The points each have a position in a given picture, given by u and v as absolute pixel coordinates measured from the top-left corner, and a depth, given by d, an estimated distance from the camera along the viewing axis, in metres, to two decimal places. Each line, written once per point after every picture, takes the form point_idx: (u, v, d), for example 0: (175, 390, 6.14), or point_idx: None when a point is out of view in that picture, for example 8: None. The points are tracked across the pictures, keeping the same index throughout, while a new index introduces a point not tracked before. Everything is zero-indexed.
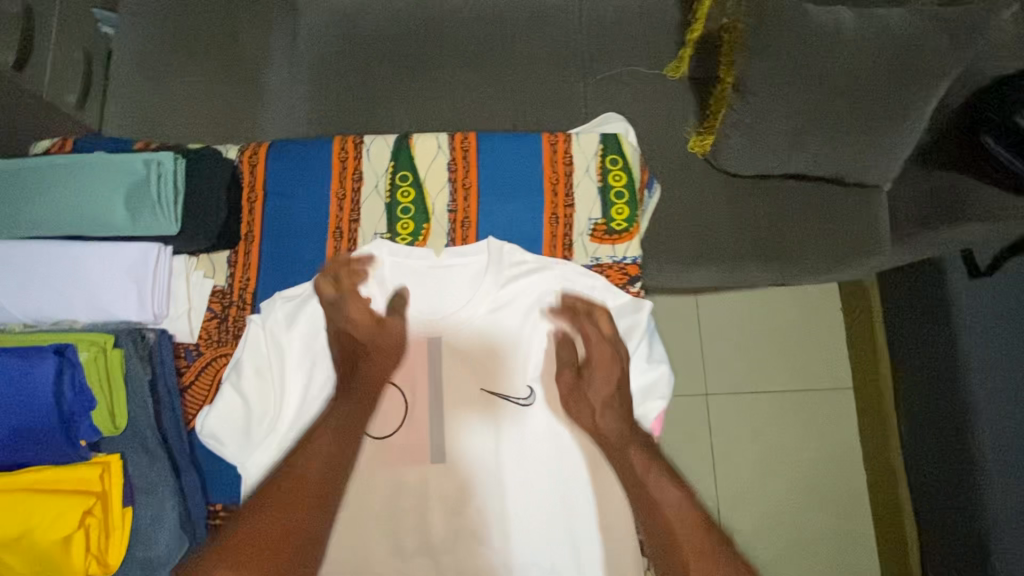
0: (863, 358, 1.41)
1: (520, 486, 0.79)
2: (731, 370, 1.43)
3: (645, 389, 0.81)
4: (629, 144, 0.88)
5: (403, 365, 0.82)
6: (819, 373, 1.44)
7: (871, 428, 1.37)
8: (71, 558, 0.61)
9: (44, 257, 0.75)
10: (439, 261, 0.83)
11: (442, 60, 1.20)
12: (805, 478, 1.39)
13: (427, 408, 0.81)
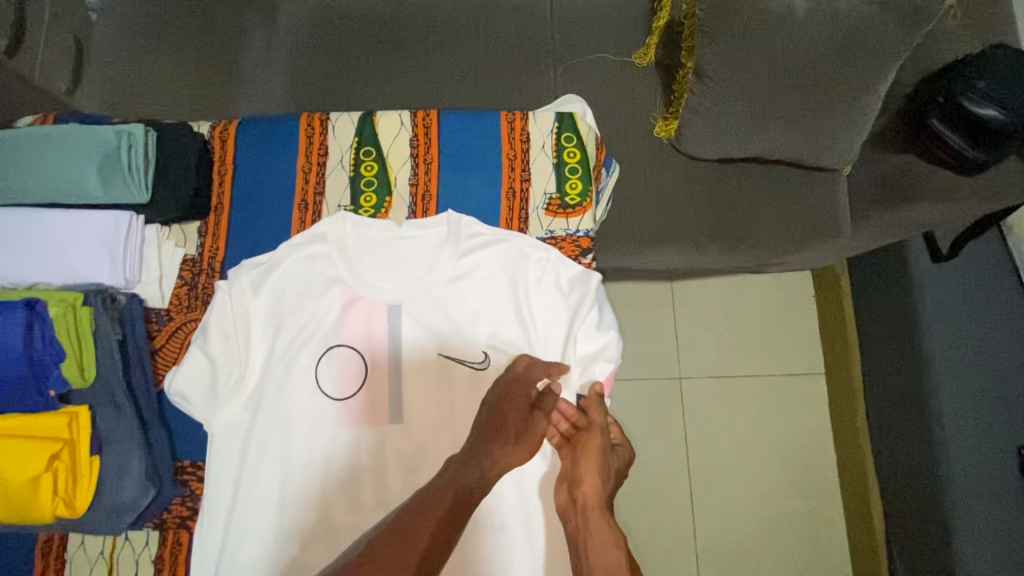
0: (832, 342, 1.44)
1: None
2: (703, 352, 1.47)
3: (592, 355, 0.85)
4: (584, 122, 0.91)
5: (364, 331, 0.86)
6: (790, 357, 1.48)
7: (839, 410, 1.41)
8: (39, 499, 0.65)
9: (19, 222, 0.78)
10: (399, 233, 0.87)
11: (416, 50, 1.25)
12: (773, 457, 1.42)
13: (386, 372, 0.85)
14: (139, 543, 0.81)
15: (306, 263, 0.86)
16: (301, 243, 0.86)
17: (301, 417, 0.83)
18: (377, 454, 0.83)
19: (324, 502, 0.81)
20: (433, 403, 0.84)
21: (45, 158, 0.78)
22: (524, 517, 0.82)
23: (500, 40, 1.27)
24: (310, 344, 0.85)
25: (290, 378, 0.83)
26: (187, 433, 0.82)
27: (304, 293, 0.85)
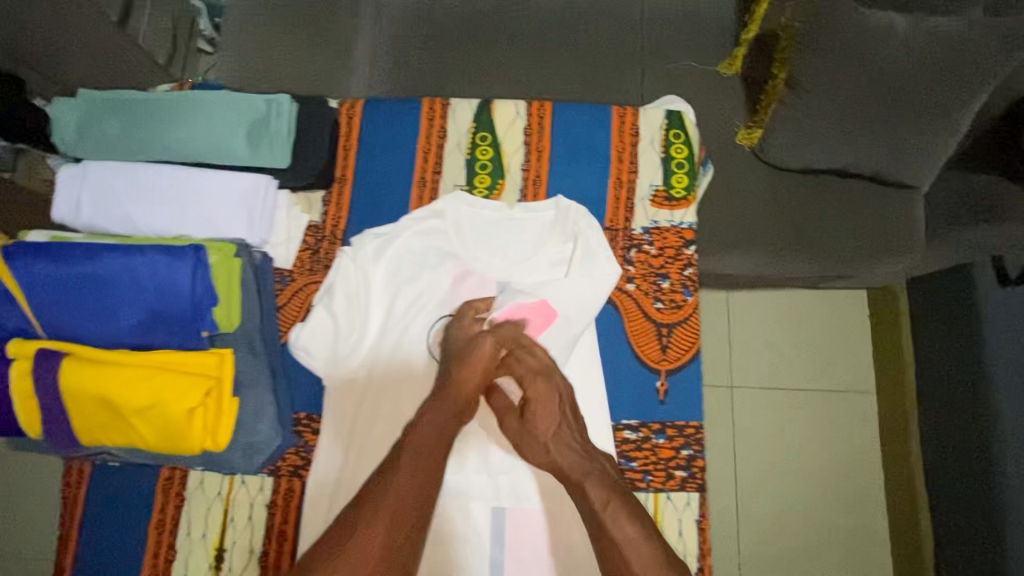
0: (890, 367, 1.38)
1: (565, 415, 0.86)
2: (757, 363, 1.42)
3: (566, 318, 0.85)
4: (690, 122, 0.96)
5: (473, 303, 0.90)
6: (842, 376, 1.42)
7: (892, 435, 1.36)
8: (192, 429, 0.70)
9: (171, 178, 0.85)
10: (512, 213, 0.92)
11: (511, 46, 1.30)
12: (825, 481, 1.36)
13: None
14: (254, 486, 0.85)
15: (423, 236, 0.91)
16: (419, 216, 0.92)
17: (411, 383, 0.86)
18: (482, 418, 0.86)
19: None
20: None
21: (202, 121, 0.85)
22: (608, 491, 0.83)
23: (590, 43, 1.31)
24: (422, 313, 0.89)
25: (404, 344, 0.87)
26: (306, 388, 0.87)
27: (420, 265, 0.90)
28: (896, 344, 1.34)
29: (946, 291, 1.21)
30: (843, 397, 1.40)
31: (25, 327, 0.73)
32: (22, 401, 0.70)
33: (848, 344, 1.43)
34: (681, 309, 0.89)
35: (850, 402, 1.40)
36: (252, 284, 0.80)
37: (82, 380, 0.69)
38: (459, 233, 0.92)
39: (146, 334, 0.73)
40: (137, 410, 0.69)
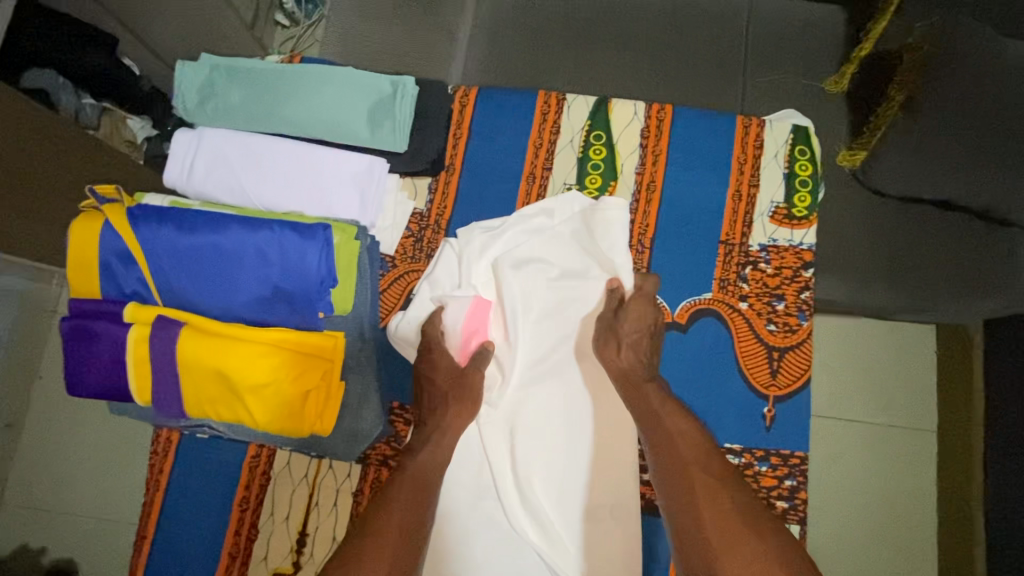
0: (955, 403, 1.25)
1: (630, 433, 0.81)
2: (818, 389, 1.32)
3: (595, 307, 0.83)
4: (816, 139, 0.92)
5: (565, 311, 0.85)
6: (900, 410, 1.31)
7: (951, 479, 1.22)
8: (304, 414, 0.69)
9: (287, 152, 0.83)
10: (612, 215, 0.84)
11: (611, 40, 1.24)
12: (887, 522, 1.24)
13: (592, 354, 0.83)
14: (342, 472, 0.83)
15: (528, 233, 0.86)
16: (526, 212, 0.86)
17: (514, 389, 0.82)
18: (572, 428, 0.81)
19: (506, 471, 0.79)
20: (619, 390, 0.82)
21: (325, 97, 0.84)
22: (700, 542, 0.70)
23: (693, 42, 1.25)
24: (525, 314, 0.83)
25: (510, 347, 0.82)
26: (401, 378, 0.84)
27: (524, 263, 0.85)
28: (964, 382, 1.23)
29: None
30: (897, 433, 1.29)
31: (142, 292, 0.71)
32: (136, 367, 0.69)
33: (909, 377, 1.32)
34: (795, 333, 0.85)
35: (906, 442, 1.29)
36: (366, 267, 0.77)
37: (200, 353, 0.67)
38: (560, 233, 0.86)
39: (262, 311, 0.71)
40: (249, 391, 0.67)
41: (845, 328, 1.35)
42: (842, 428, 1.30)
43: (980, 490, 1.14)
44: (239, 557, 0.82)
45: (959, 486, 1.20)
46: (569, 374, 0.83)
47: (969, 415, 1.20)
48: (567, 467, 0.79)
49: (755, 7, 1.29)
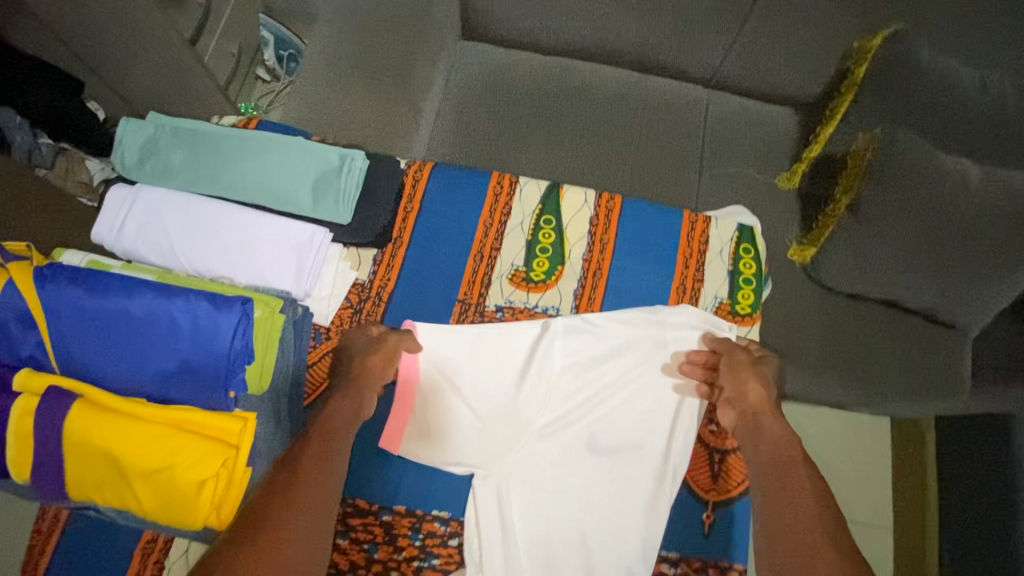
0: (909, 496, 1.26)
1: (631, 539, 0.76)
2: None
3: (596, 357, 0.83)
4: (761, 239, 0.95)
5: (607, 408, 0.82)
6: (855, 503, 1.27)
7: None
8: (197, 503, 0.62)
9: (226, 215, 0.81)
10: (674, 329, 0.86)
11: (572, 124, 1.27)
12: None
13: (619, 450, 0.81)
14: None
15: (569, 349, 0.84)
16: (605, 320, 0.85)
17: (538, 483, 0.79)
18: (577, 523, 0.77)
19: (479, 556, 0.75)
20: (628, 478, 0.79)
21: (271, 165, 0.83)
22: None
23: (651, 131, 1.29)
24: (574, 411, 0.82)
25: (530, 472, 0.79)
26: None
27: (567, 388, 0.82)
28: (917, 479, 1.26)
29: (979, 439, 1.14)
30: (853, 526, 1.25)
31: (40, 357, 0.66)
32: (18, 441, 0.63)
33: (875, 470, 1.30)
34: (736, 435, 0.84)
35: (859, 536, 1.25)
36: (289, 341, 0.74)
37: (90, 430, 0.62)
38: (617, 337, 0.84)
39: (167, 386, 0.66)
40: (139, 473, 0.62)
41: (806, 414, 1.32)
42: None
43: None
44: None
45: None
46: (593, 462, 0.80)
47: (924, 510, 1.22)
48: (564, 572, 0.75)
49: (713, 102, 1.34)
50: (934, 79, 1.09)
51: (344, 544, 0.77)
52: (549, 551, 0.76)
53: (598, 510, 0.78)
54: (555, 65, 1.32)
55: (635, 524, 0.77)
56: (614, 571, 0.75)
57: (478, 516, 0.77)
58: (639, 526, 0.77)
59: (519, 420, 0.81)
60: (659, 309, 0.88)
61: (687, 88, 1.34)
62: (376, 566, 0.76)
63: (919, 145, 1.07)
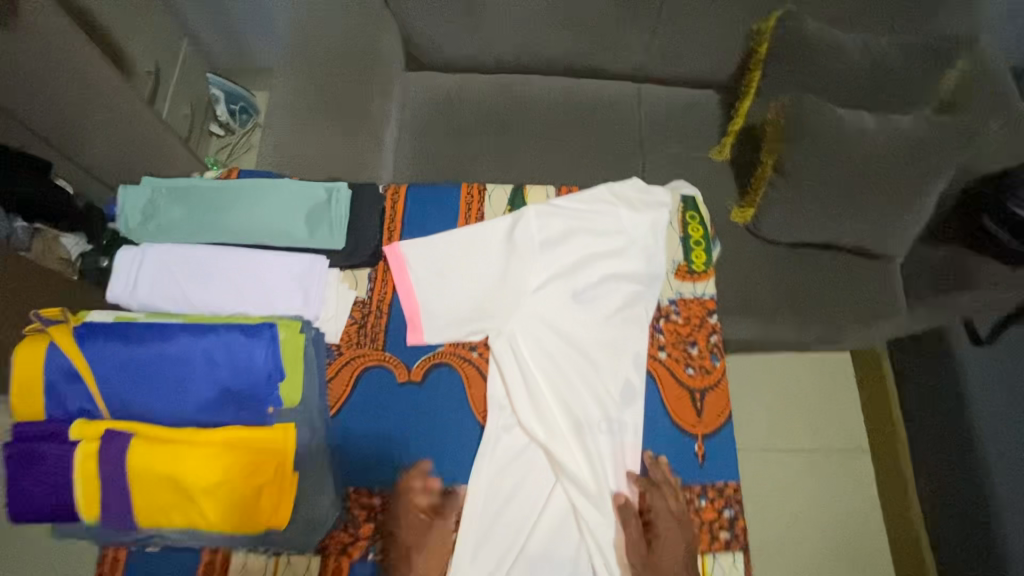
0: (881, 419, 1.70)
1: (625, 359, 0.95)
2: (757, 428, 1.75)
3: (562, 231, 1.01)
4: (704, 206, 1.09)
5: (584, 266, 0.99)
6: (831, 434, 1.74)
7: (891, 487, 1.63)
8: (260, 507, 0.71)
9: (232, 258, 0.90)
10: (620, 197, 1.04)
11: (523, 133, 1.40)
12: (833, 531, 1.64)
13: (599, 298, 0.99)
14: (300, 567, 0.83)
15: (540, 229, 1.00)
16: (563, 203, 1.03)
17: (540, 333, 0.96)
18: (580, 354, 0.95)
19: (507, 401, 0.93)
20: (613, 315, 0.98)
21: (266, 206, 0.92)
22: (616, 406, 0.93)
23: (594, 129, 1.43)
24: (559, 273, 0.98)
25: (532, 328, 0.96)
26: (358, 464, 0.89)
27: (545, 262, 0.99)
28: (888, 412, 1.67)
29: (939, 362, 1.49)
30: (832, 454, 1.71)
31: (88, 407, 0.73)
32: (85, 483, 0.69)
33: (840, 405, 1.76)
34: (710, 374, 0.96)
35: (839, 460, 1.71)
36: (312, 357, 0.82)
37: (151, 461, 0.69)
38: (575, 213, 1.02)
39: (213, 412, 0.74)
40: (203, 490, 0.69)
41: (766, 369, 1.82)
42: (786, 458, 1.72)
43: (918, 487, 1.57)
44: None
45: (896, 485, 1.62)
46: (582, 308, 0.98)
47: (896, 430, 1.66)
48: (579, 394, 0.93)
49: (643, 94, 1.48)
50: (826, 48, 1.27)
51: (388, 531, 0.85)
52: (563, 379, 0.94)
53: (594, 345, 0.96)
54: (499, 82, 1.46)
55: (625, 348, 0.96)
56: (618, 383, 0.94)
57: (502, 375, 0.94)
58: (629, 344, 0.96)
59: (514, 286, 0.97)
60: (598, 188, 1.06)
61: (619, 85, 1.49)
62: None
63: (822, 105, 1.24)
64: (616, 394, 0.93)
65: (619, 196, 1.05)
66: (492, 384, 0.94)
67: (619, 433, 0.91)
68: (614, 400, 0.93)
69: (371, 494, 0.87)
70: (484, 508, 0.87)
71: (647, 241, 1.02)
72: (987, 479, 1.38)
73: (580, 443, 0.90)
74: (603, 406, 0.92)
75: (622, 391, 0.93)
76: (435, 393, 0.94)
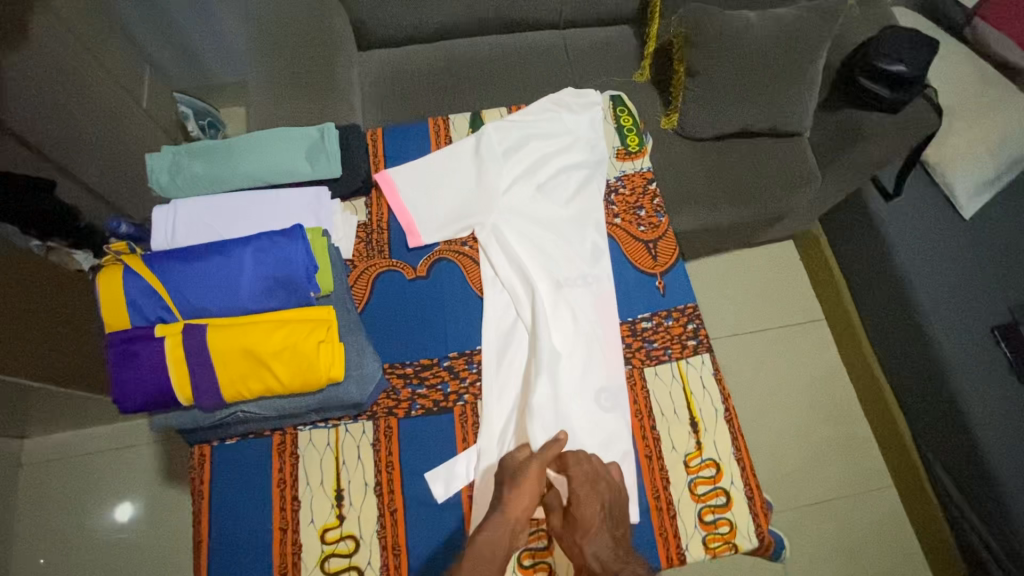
0: (827, 286, 1.89)
1: (588, 228, 1.15)
2: (725, 316, 1.90)
3: (519, 137, 1.21)
4: (629, 103, 1.31)
5: (541, 161, 1.20)
6: (792, 309, 1.92)
7: (848, 340, 1.82)
8: (319, 363, 0.88)
9: (251, 195, 1.08)
10: (561, 105, 1.26)
11: (471, 90, 1.62)
12: (812, 392, 1.82)
13: (559, 184, 1.19)
14: (358, 432, 1.01)
15: (500, 139, 1.20)
16: (515, 117, 1.24)
17: (516, 219, 1.15)
18: (551, 230, 1.15)
19: (498, 277, 1.12)
20: (572, 196, 1.18)
21: (271, 150, 1.11)
22: (588, 264, 1.13)
23: (531, 75, 1.65)
24: (522, 170, 1.18)
25: (508, 215, 1.15)
26: (388, 347, 1.08)
27: (509, 163, 1.19)
28: (834, 284, 1.85)
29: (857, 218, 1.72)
30: (797, 325, 1.90)
31: (164, 315, 0.90)
32: (176, 367, 0.86)
33: (794, 285, 1.95)
34: (659, 226, 1.17)
35: (804, 331, 1.89)
36: (337, 258, 1.02)
37: (226, 340, 0.86)
38: (526, 122, 1.23)
39: (265, 302, 0.92)
40: (271, 355, 0.87)
41: (729, 264, 1.97)
42: (756, 337, 1.88)
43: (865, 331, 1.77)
44: (290, 528, 0.96)
45: (851, 337, 1.81)
46: (546, 194, 1.17)
47: (840, 291, 1.83)
48: (556, 261, 1.13)
49: (567, 39, 1.71)
50: None
51: (424, 390, 1.04)
52: (541, 251, 1.13)
53: (561, 221, 1.16)
54: (443, 49, 1.67)
55: (587, 219, 1.16)
56: (586, 247, 1.14)
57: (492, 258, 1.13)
58: (590, 216, 1.16)
59: (487, 186, 1.16)
60: (541, 100, 1.27)
61: (546, 35, 1.71)
62: (452, 396, 1.04)
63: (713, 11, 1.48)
64: (586, 255, 1.13)
65: (560, 104, 1.26)
66: (484, 267, 1.13)
67: (593, 284, 1.11)
68: (586, 259, 1.13)
69: (404, 366, 1.06)
70: (496, 359, 1.07)
71: (589, 134, 1.23)
72: (911, 299, 1.56)
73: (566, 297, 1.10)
74: (577, 265, 1.13)
75: (591, 251, 1.14)
76: (440, 282, 1.13)
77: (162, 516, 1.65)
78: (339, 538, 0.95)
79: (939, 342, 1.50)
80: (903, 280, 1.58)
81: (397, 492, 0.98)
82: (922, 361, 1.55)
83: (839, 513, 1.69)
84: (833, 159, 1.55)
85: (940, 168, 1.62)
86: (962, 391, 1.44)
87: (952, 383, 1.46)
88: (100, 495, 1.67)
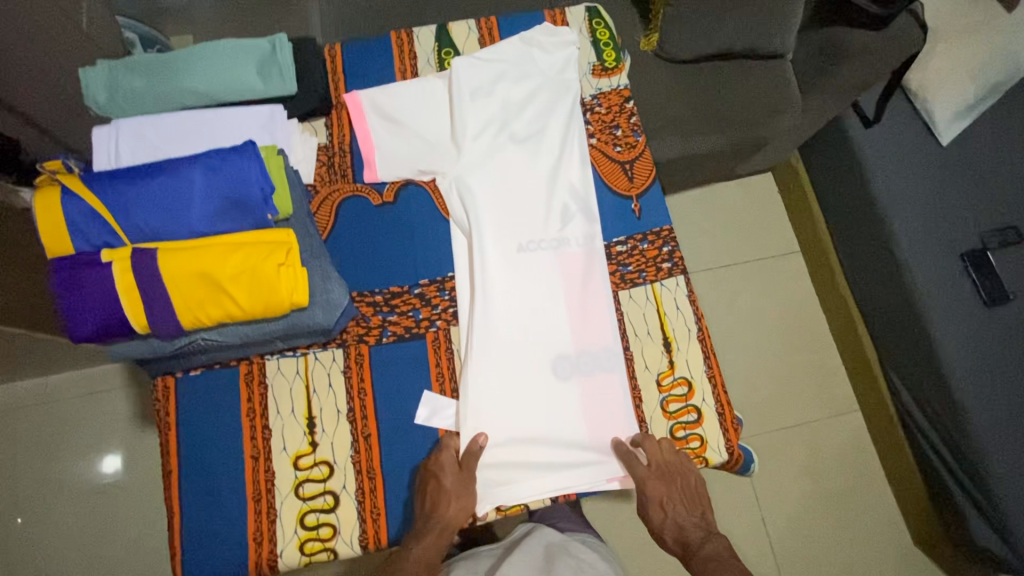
0: (805, 221, 1.87)
1: (563, 186, 1.08)
2: (702, 251, 1.89)
3: (487, 81, 1.12)
4: (605, 14, 1.24)
5: (511, 109, 1.12)
6: (769, 244, 1.92)
7: (825, 279, 1.83)
8: (280, 288, 0.84)
9: (196, 112, 1.00)
10: (534, 45, 1.15)
11: (440, 11, 1.52)
12: (784, 324, 1.84)
13: (530, 137, 1.11)
14: (327, 359, 0.99)
15: (469, 83, 1.11)
16: (487, 57, 1.14)
17: (485, 174, 1.08)
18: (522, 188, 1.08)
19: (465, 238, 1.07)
20: (546, 152, 1.10)
21: (217, 63, 1.03)
22: (563, 228, 1.06)
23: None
24: (491, 120, 1.10)
25: (475, 172, 1.08)
26: (355, 275, 1.04)
27: (477, 113, 1.10)
28: (811, 220, 1.84)
29: (837, 146, 1.69)
30: (773, 259, 1.90)
31: (111, 240, 0.85)
32: (127, 293, 0.82)
33: (773, 219, 1.94)
34: (636, 146, 1.13)
35: (779, 265, 1.90)
36: (294, 178, 0.96)
37: (179, 264, 0.82)
38: (496, 65, 1.13)
39: (219, 224, 0.87)
40: (228, 280, 0.82)
41: (708, 198, 1.95)
42: (732, 272, 1.88)
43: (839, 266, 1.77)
44: (262, 456, 0.95)
45: (827, 273, 1.82)
46: (516, 148, 1.10)
47: (817, 226, 1.82)
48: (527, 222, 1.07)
49: None
50: None
51: (395, 317, 1.02)
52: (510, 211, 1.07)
53: (534, 181, 1.09)
54: None
55: (561, 176, 1.09)
56: (561, 209, 1.07)
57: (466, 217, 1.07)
58: (565, 174, 1.09)
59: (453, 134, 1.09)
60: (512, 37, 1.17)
61: None
62: (424, 322, 1.02)
63: None
64: (561, 219, 1.07)
65: (532, 43, 1.15)
66: (452, 226, 1.07)
67: (568, 247, 1.05)
68: (560, 222, 1.07)
69: (372, 294, 1.03)
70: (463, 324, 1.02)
71: (565, 80, 1.14)
72: (885, 227, 1.56)
73: (550, 257, 1.05)
74: (550, 228, 1.07)
75: (564, 212, 1.07)
76: (408, 207, 1.08)
77: (142, 460, 1.65)
78: (313, 464, 0.95)
79: (909, 268, 1.51)
80: (879, 208, 1.57)
81: (370, 418, 0.97)
82: (892, 288, 1.57)
83: (806, 437, 1.75)
84: (813, 82, 1.51)
85: (921, 95, 1.58)
86: (928, 315, 1.47)
87: (921, 306, 1.49)
88: (76, 439, 1.65)
